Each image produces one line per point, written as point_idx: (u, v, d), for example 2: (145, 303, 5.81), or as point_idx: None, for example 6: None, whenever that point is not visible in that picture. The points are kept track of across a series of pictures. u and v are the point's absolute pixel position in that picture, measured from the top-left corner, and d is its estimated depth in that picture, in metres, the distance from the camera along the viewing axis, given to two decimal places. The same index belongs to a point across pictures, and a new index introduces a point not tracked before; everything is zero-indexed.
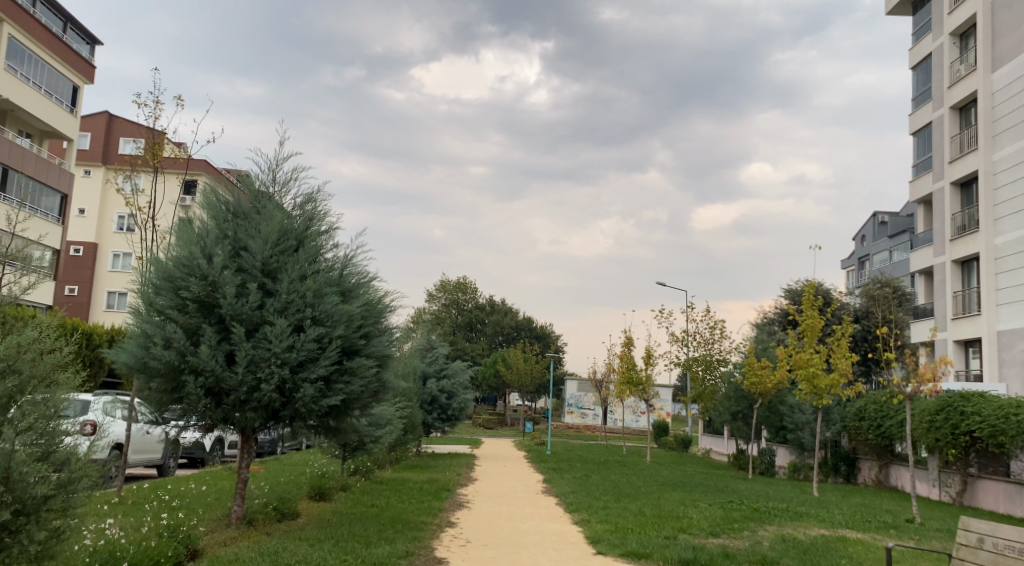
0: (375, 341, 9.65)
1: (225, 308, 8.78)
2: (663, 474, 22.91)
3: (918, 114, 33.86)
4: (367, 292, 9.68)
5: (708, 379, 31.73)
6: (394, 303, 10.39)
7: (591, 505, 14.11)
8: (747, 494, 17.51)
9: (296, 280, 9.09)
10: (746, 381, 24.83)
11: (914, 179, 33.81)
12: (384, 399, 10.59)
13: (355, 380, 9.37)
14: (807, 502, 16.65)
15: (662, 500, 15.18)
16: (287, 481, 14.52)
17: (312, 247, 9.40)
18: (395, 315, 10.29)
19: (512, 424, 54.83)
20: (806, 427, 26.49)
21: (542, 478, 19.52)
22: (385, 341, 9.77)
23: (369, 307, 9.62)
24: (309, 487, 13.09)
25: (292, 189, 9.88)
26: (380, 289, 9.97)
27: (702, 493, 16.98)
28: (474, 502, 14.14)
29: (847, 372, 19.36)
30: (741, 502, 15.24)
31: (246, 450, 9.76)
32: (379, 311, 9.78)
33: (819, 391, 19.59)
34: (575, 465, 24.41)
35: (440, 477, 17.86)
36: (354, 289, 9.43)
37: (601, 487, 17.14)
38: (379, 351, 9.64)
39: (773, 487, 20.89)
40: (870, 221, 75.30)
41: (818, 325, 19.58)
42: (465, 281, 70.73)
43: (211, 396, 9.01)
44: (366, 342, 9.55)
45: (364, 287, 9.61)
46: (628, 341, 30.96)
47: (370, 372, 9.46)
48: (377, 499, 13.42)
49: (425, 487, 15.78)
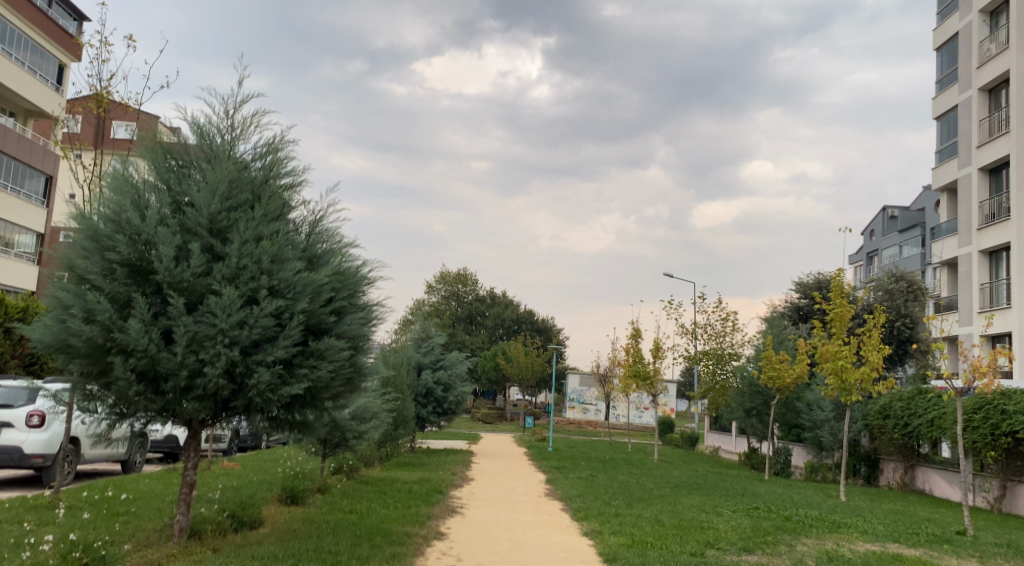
0: (347, 318, 8.01)
1: (161, 274, 7.14)
2: (675, 475, 21.28)
3: (942, 97, 32.20)
4: (342, 259, 8.06)
5: (718, 374, 30.11)
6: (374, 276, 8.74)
7: (601, 512, 12.49)
8: (773, 500, 15.87)
9: (250, 240, 7.43)
10: (762, 376, 23.21)
11: (937, 165, 32.14)
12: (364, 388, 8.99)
13: (322, 365, 7.72)
14: (840, 509, 15.04)
15: (679, 507, 13.56)
16: (259, 481, 12.98)
17: (272, 202, 7.76)
18: (375, 290, 8.64)
19: (512, 419, 53.29)
20: (825, 425, 24.86)
21: (545, 478, 17.89)
22: (361, 319, 8.13)
23: (343, 277, 7.99)
24: (279, 489, 11.47)
25: (250, 136, 8.22)
26: (356, 256, 8.35)
27: (724, 499, 15.32)
28: (469, 508, 12.54)
29: (879, 365, 17.72)
30: (769, 509, 13.61)
31: (194, 448, 8.12)
32: (356, 282, 8.15)
33: (848, 387, 17.94)
34: (579, 463, 22.77)
35: (433, 477, 16.27)
36: (325, 255, 7.82)
37: (610, 490, 15.56)
38: (353, 331, 7.99)
39: (796, 490, 19.24)
40: (880, 215, 73.44)
41: (848, 314, 17.94)
42: (465, 272, 69.16)
43: (146, 382, 7.39)
44: (336, 319, 7.91)
45: (337, 253, 8.00)
46: (635, 333, 29.36)
47: (343, 356, 7.83)
48: (357, 503, 11.80)
49: (415, 488, 14.15)
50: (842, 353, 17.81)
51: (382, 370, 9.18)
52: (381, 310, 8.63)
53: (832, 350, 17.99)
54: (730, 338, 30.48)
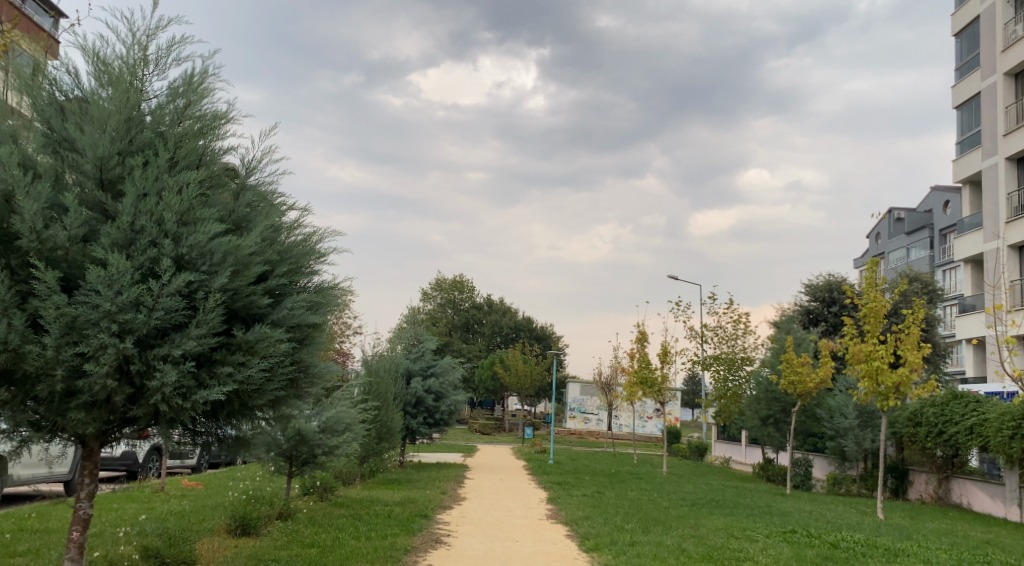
0: (287, 302, 6.14)
1: (24, 237, 5.22)
2: (691, 490, 19.34)
3: (962, 85, 30.41)
4: (281, 227, 6.23)
5: (730, 381, 28.24)
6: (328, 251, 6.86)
7: (614, 540, 10.53)
8: (807, 520, 13.94)
9: (151, 194, 5.52)
10: (782, 381, 21.35)
11: (958, 157, 30.34)
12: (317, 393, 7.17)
13: (252, 362, 5.83)
14: (884, 531, 13.19)
15: (702, 532, 11.62)
16: (207, 507, 11.11)
17: (186, 146, 5.89)
18: (328, 268, 6.74)
19: (511, 430, 51.39)
20: (849, 434, 22.97)
21: (546, 496, 15.95)
22: (305, 303, 6.24)
23: (284, 249, 6.18)
24: (228, 517, 9.57)
25: (164, 68, 6.29)
26: (302, 223, 6.53)
27: (753, 520, 13.41)
28: (457, 536, 10.63)
29: (919, 366, 15.84)
30: (805, 531, 11.76)
31: (90, 472, 6.22)
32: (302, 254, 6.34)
33: (885, 391, 16.04)
34: (583, 478, 20.82)
35: (418, 496, 14.37)
36: (261, 221, 5.99)
37: (621, 510, 13.67)
38: (294, 318, 6.11)
39: (826, 507, 17.30)
40: (886, 217, 71.56)
41: (882, 309, 16.05)
42: (462, 279, 67.31)
43: (12, 386, 5.47)
44: (272, 302, 6.02)
45: (276, 217, 6.16)
46: (641, 337, 27.47)
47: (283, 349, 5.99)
48: (322, 532, 9.90)
49: (395, 511, 12.19)
50: (878, 353, 15.92)
51: (339, 370, 7.35)
52: (336, 294, 6.77)
53: (865, 349, 16.11)
54: (742, 342, 28.63)
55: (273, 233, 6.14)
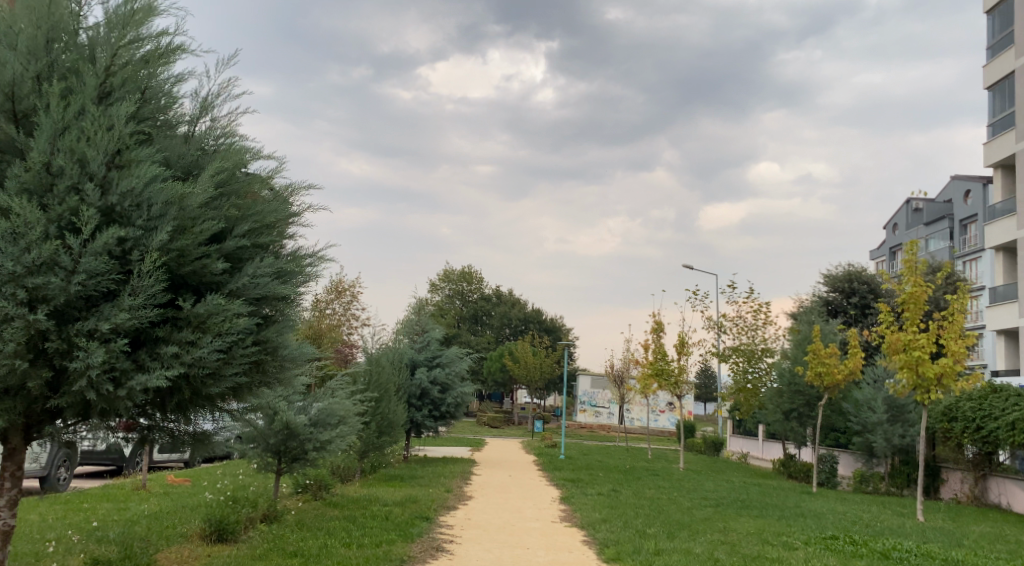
0: (248, 269, 5.15)
1: None
2: (712, 489, 18.22)
3: (993, 65, 29.04)
4: (244, 177, 5.27)
5: (750, 373, 27.11)
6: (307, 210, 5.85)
7: (637, 548, 9.38)
8: (844, 524, 12.81)
9: (71, 130, 4.61)
10: (809, 373, 20.16)
11: (989, 140, 29.01)
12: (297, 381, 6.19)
13: (200, 338, 4.85)
14: (932, 536, 12.03)
15: (733, 539, 10.50)
16: (186, 508, 10.04)
17: (124, 75, 4.95)
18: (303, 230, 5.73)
19: (520, 423, 50.38)
20: (877, 430, 21.78)
21: (559, 495, 14.85)
22: (272, 271, 5.24)
23: (247, 201, 5.25)
24: (202, 522, 8.50)
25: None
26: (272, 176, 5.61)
27: (786, 524, 12.28)
28: (462, 543, 9.48)
29: (963, 357, 14.67)
30: (847, 537, 10.66)
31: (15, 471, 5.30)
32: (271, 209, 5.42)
33: (925, 383, 14.87)
34: (598, 474, 19.74)
35: (421, 495, 13.30)
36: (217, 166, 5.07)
37: (641, 513, 12.56)
38: (254, 287, 5.13)
39: (859, 508, 16.15)
40: (903, 208, 70.07)
41: (924, 295, 14.84)
42: (471, 270, 66.24)
43: None
44: (228, 267, 5.04)
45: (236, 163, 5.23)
46: (656, 327, 26.30)
47: (244, 323, 5.02)
48: (308, 539, 8.80)
49: (395, 513, 11.11)
50: (918, 342, 14.73)
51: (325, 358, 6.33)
52: (314, 263, 5.76)
53: (905, 337, 14.92)
54: (762, 332, 27.45)
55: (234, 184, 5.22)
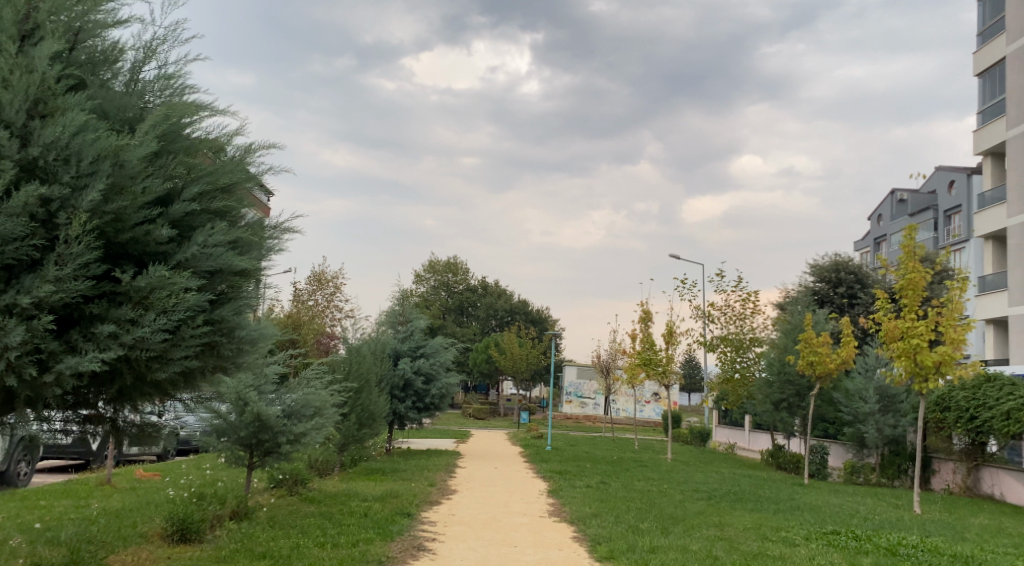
0: (189, 244, 5.31)
1: None
2: (703, 481, 17.76)
3: (984, 51, 28.66)
4: (182, 147, 5.40)
5: (739, 363, 26.70)
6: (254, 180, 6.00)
7: (631, 545, 8.87)
8: (841, 517, 12.39)
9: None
10: (801, 362, 19.74)
11: (979, 128, 28.65)
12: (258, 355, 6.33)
13: (136, 311, 4.99)
14: (931, 529, 11.64)
15: (730, 534, 10.01)
16: (149, 505, 9.44)
17: (56, 38, 5.04)
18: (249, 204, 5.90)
19: (506, 415, 49.87)
20: (869, 420, 21.41)
21: (546, 488, 14.32)
22: (215, 245, 5.40)
23: (186, 168, 5.40)
24: (164, 521, 7.92)
25: None
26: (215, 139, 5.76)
27: (784, 519, 11.81)
28: (445, 541, 8.92)
29: (961, 344, 14.27)
30: (849, 532, 10.21)
31: None
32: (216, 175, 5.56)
33: (923, 371, 14.47)
34: (586, 466, 19.24)
35: (403, 489, 12.75)
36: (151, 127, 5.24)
37: (631, 506, 12.06)
38: (192, 260, 5.30)
39: (854, 500, 15.75)
40: (888, 198, 69.89)
41: (922, 281, 14.44)
42: (456, 261, 65.53)
43: None
44: (166, 240, 5.20)
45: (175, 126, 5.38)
46: (645, 316, 25.80)
47: (185, 295, 5.13)
48: (279, 538, 8.22)
49: (375, 509, 10.55)
50: (916, 330, 14.32)
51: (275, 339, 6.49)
52: (260, 236, 5.92)
53: (903, 325, 14.51)
54: (751, 322, 27.04)
55: (175, 147, 5.39)
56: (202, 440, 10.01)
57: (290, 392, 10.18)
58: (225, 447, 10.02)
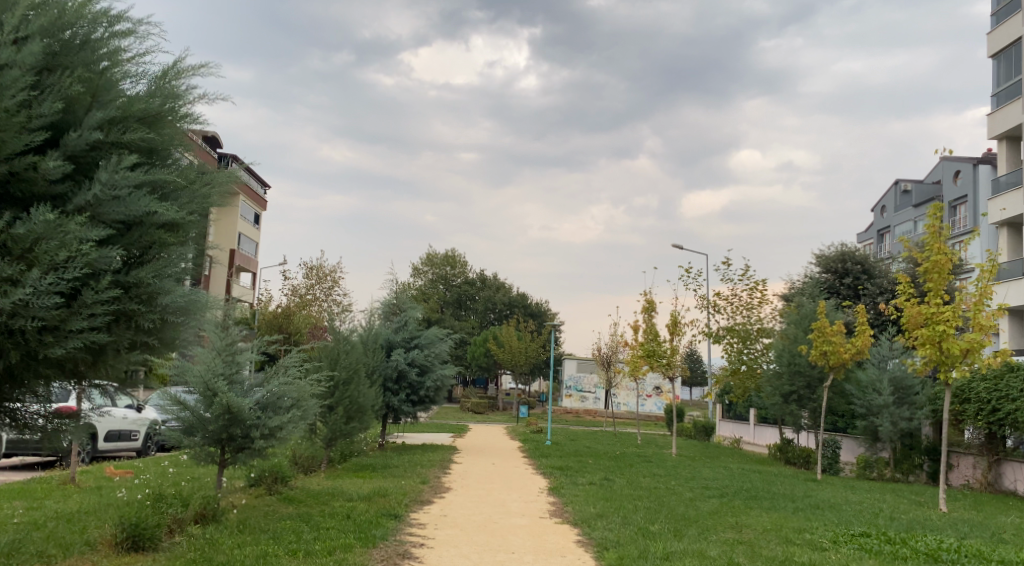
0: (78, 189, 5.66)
1: None
2: (711, 476, 16.91)
3: (999, 32, 27.65)
4: (78, 83, 5.73)
5: (745, 354, 25.79)
6: (171, 120, 6.31)
7: (643, 551, 7.94)
8: (863, 517, 11.53)
9: None
10: (814, 352, 18.84)
11: (994, 111, 27.67)
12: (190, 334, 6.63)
13: (17, 250, 5.33)
14: (962, 529, 10.77)
15: (750, 538, 9.14)
16: (105, 507, 8.52)
17: None
18: (158, 143, 6.22)
19: (505, 409, 49.04)
20: (883, 412, 20.46)
21: (546, 486, 13.42)
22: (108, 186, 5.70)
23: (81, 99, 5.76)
24: (113, 527, 7.02)
25: None
26: (136, 70, 6.19)
27: (802, 519, 10.95)
28: (434, 547, 7.99)
29: (990, 331, 13.37)
30: (878, 533, 9.37)
31: None
32: (126, 105, 5.96)
33: (949, 360, 13.59)
34: (587, 461, 18.38)
35: (392, 488, 11.85)
36: (47, 48, 5.69)
37: (636, 506, 11.18)
38: (81, 202, 5.64)
39: (872, 496, 14.89)
40: (891, 190, 68.91)
41: (949, 264, 13.55)
42: (454, 254, 64.60)
43: None
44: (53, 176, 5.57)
45: (79, 54, 5.84)
46: (648, 305, 24.84)
47: (77, 244, 5.43)
48: (245, 545, 7.31)
49: (360, 512, 9.60)
50: (942, 315, 13.42)
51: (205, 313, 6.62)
52: (171, 182, 6.21)
53: (927, 311, 13.64)
54: (758, 312, 26.13)
55: (71, 67, 5.76)
56: (168, 436, 9.19)
57: (264, 382, 9.29)
58: (193, 444, 9.16)
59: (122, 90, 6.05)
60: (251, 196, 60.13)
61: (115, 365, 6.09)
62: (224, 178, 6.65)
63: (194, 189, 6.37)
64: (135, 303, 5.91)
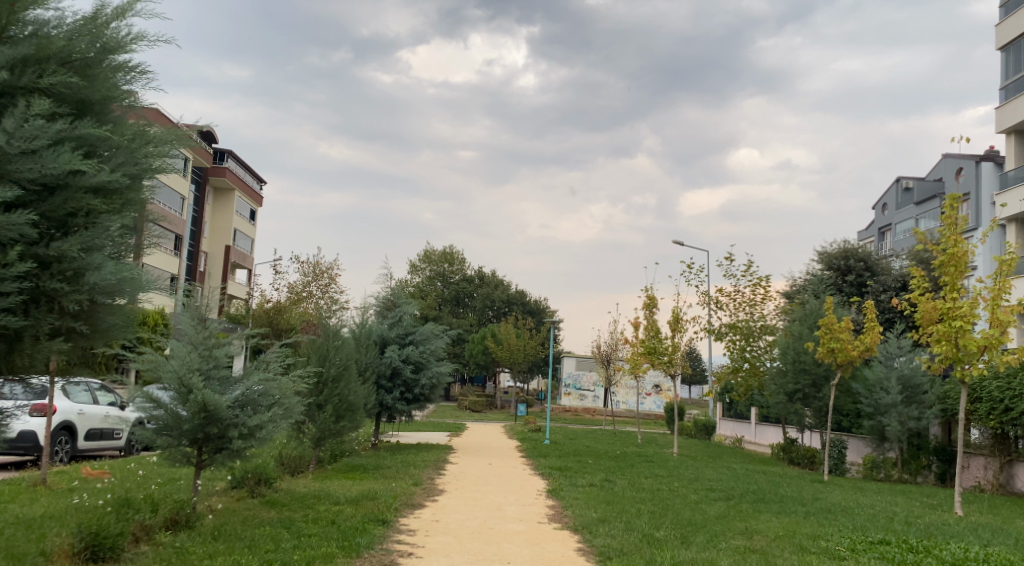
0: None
1: None
2: (716, 478, 16.32)
3: (1008, 23, 27.02)
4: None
5: (748, 351, 25.23)
6: (96, 65, 5.99)
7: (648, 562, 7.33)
8: (878, 523, 10.92)
9: None
10: (822, 350, 18.24)
11: (1003, 104, 27.03)
12: (130, 316, 6.44)
13: None
14: (983, 536, 10.18)
15: (762, 546, 8.53)
16: (71, 510, 7.92)
17: None
18: (83, 90, 5.90)
19: (503, 408, 48.49)
20: (891, 411, 19.90)
21: (544, 488, 12.83)
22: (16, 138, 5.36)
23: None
24: (74, 535, 6.43)
25: None
26: (60, 11, 5.83)
27: (814, 524, 10.35)
28: (423, 557, 7.39)
29: (1009, 326, 12.78)
30: (900, 541, 8.75)
31: None
32: (44, 44, 5.62)
33: (966, 356, 13.00)
34: (587, 462, 17.80)
35: (382, 490, 11.25)
36: None
37: (639, 510, 10.58)
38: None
39: (883, 499, 14.30)
40: (893, 187, 68.26)
41: (967, 257, 12.98)
42: (452, 251, 64.03)
43: None
44: None
45: None
46: (650, 302, 24.25)
47: None
48: (218, 555, 6.71)
49: (346, 517, 9.01)
50: (959, 310, 12.83)
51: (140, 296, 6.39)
52: (96, 136, 5.90)
53: (943, 306, 13.06)
54: (761, 308, 25.57)
55: None
56: (140, 435, 8.62)
57: (244, 378, 8.72)
58: (167, 444, 8.59)
59: (43, 34, 5.69)
60: (247, 193, 59.49)
61: (36, 354, 5.76)
62: (165, 137, 6.37)
63: (129, 148, 6.11)
64: (55, 281, 5.67)
